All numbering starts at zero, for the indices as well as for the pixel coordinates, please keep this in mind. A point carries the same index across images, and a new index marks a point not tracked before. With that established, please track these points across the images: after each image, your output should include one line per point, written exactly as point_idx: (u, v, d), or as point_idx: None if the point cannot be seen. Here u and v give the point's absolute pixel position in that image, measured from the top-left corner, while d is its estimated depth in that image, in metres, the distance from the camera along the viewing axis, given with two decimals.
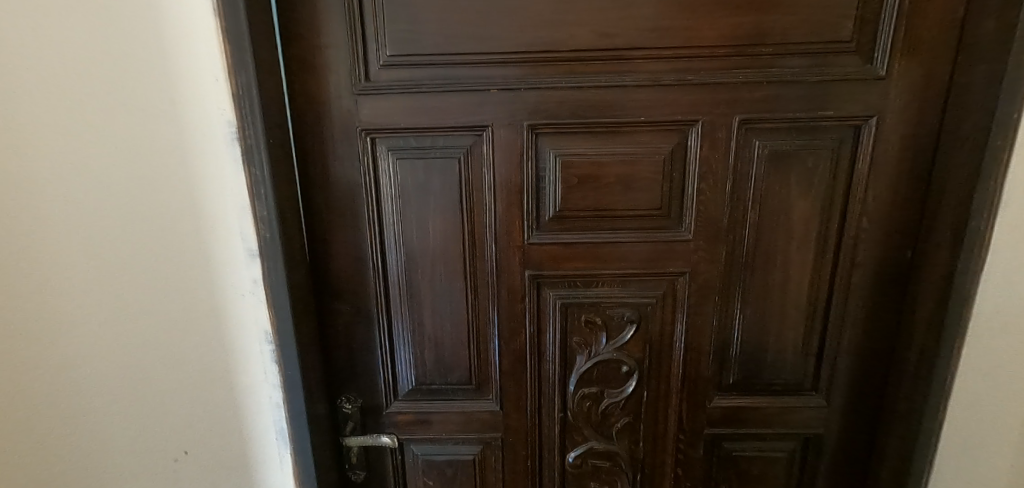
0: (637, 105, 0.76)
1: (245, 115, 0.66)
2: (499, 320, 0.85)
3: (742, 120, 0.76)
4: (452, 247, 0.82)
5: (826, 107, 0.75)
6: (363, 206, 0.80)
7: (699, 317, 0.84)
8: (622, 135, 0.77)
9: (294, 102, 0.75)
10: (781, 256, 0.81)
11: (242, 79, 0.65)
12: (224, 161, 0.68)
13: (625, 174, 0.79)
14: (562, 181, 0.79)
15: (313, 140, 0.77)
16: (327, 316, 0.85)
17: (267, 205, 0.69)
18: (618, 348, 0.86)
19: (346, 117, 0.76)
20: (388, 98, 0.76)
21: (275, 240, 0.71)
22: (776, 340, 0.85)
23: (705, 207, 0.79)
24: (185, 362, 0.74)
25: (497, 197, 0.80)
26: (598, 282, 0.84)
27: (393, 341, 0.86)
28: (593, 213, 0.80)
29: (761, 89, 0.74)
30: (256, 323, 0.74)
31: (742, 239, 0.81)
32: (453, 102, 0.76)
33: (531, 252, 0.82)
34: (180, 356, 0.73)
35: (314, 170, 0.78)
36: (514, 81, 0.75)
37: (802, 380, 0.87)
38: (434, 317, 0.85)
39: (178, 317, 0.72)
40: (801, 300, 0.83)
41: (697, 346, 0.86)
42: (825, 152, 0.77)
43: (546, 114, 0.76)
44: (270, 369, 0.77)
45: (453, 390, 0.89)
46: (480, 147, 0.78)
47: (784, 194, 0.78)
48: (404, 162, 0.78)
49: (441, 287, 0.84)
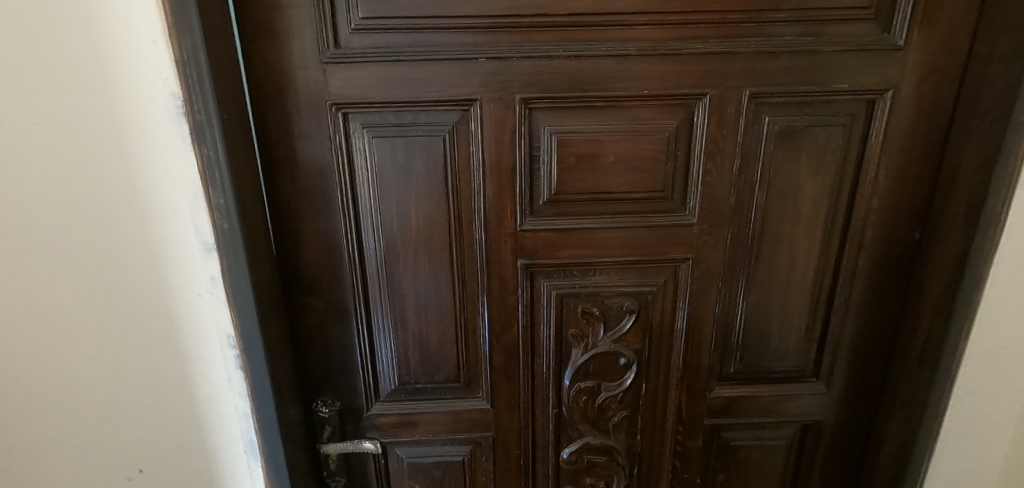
0: (640, 77, 0.69)
1: (192, 85, 0.55)
2: (490, 314, 0.78)
3: (753, 93, 0.70)
4: (438, 234, 0.74)
5: (840, 80, 0.70)
6: (336, 192, 0.71)
7: (701, 305, 0.79)
8: (622, 110, 0.71)
9: (253, 71, 0.65)
10: (788, 239, 0.77)
11: (186, 41, 0.54)
12: (169, 139, 0.57)
13: (625, 153, 0.72)
14: (557, 161, 0.72)
15: (276, 115, 0.67)
16: (299, 313, 0.76)
17: (223, 191, 0.59)
18: (616, 340, 0.81)
19: (314, 90, 0.67)
20: (362, 67, 0.66)
21: (235, 232, 0.61)
22: (779, 327, 0.82)
23: (711, 189, 0.74)
24: (135, 370, 0.64)
25: (486, 179, 0.72)
26: (596, 271, 0.78)
27: (373, 338, 0.79)
28: (589, 196, 0.74)
29: (773, 60, 0.68)
30: (217, 326, 0.64)
31: (748, 223, 0.76)
32: (436, 72, 0.67)
33: (524, 239, 0.75)
34: (129, 365, 0.63)
35: (278, 152, 0.69)
36: (506, 49, 0.67)
37: (804, 367, 0.84)
38: (418, 311, 0.78)
39: (124, 321, 0.62)
40: (806, 286, 0.79)
41: (698, 335, 0.81)
42: (838, 129, 0.72)
43: (541, 87, 0.69)
44: (234, 378, 0.67)
45: (440, 389, 0.82)
46: (467, 123, 0.70)
47: (793, 173, 0.74)
48: (382, 141, 0.70)
49: (426, 279, 0.76)
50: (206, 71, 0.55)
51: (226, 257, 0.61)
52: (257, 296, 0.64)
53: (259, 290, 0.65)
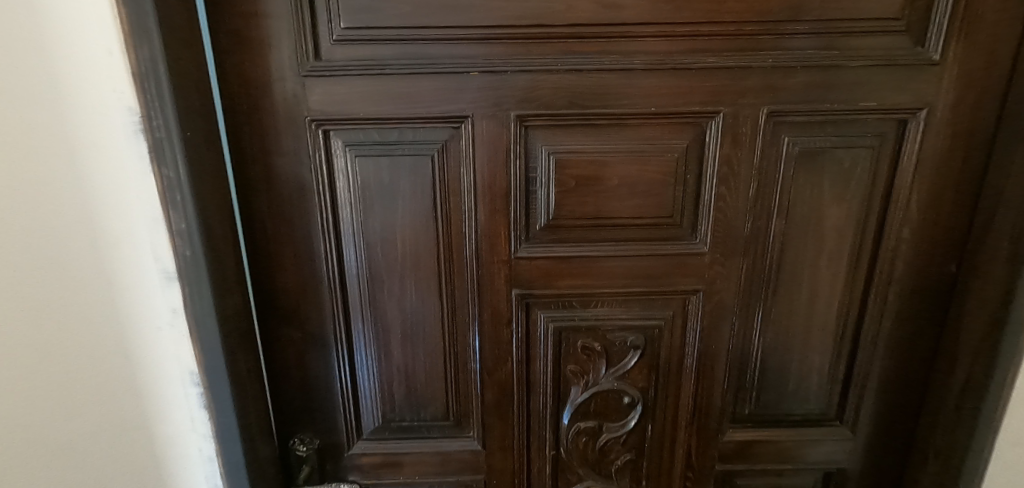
0: (647, 93, 0.63)
1: (150, 99, 0.50)
2: (481, 347, 0.72)
3: (772, 111, 0.63)
4: (426, 261, 0.69)
5: (868, 98, 0.63)
6: (316, 214, 0.66)
7: (713, 342, 0.73)
8: (627, 129, 0.65)
9: (226, 84, 0.61)
10: (809, 270, 0.70)
11: (143, 51, 0.49)
12: (126, 158, 0.52)
13: (629, 176, 0.66)
14: (556, 184, 0.66)
15: (252, 131, 0.62)
16: (275, 344, 0.70)
17: (185, 215, 0.54)
18: (619, 377, 0.75)
19: (292, 105, 0.62)
20: (344, 81, 0.61)
21: (198, 259, 0.56)
22: (799, 366, 0.75)
23: (724, 216, 0.67)
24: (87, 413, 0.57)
25: (478, 203, 0.66)
26: (598, 302, 0.71)
27: (355, 371, 0.73)
28: (591, 221, 0.68)
29: (792, 76, 0.62)
30: (178, 361, 0.59)
31: (766, 252, 0.69)
32: (425, 86, 0.62)
33: (519, 267, 0.69)
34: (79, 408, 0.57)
35: (253, 172, 0.64)
36: (500, 63, 0.61)
37: (826, 410, 0.77)
38: (404, 343, 0.72)
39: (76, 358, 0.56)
40: (829, 322, 0.72)
41: (710, 374, 0.74)
42: (866, 150, 0.65)
43: (537, 103, 0.63)
44: (198, 418, 0.61)
45: (428, 428, 0.76)
46: (457, 142, 0.65)
47: (815, 199, 0.67)
48: (365, 160, 0.64)
49: (413, 310, 0.70)
50: (166, 83, 0.50)
51: (189, 287, 0.56)
52: (223, 328, 0.59)
53: (225, 322, 0.59)
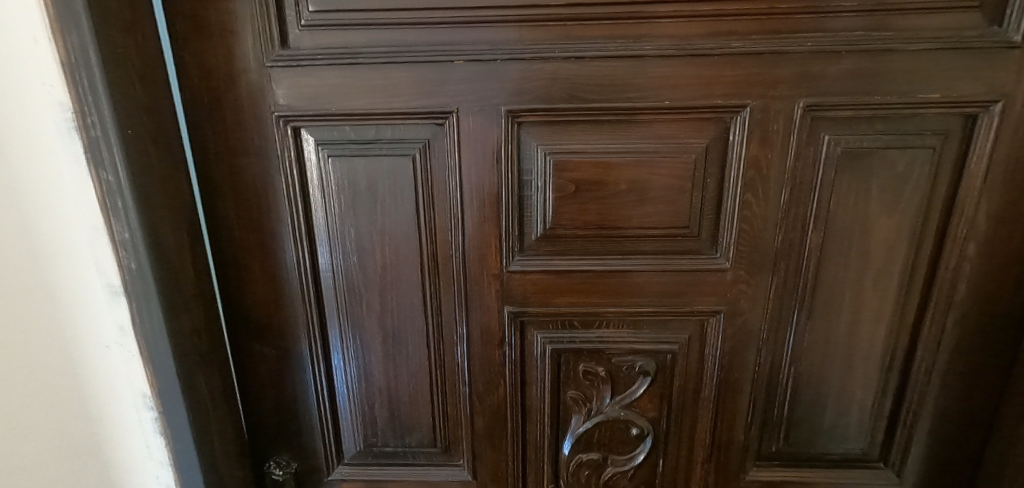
0: (660, 84, 0.54)
1: (82, 94, 0.45)
2: (471, 370, 0.65)
3: (810, 105, 0.54)
4: (408, 275, 0.62)
5: (929, 89, 0.53)
6: (287, 220, 0.60)
7: (736, 370, 0.63)
8: (636, 126, 0.56)
9: (185, 77, 0.55)
10: (851, 291, 0.60)
11: (73, 39, 0.43)
12: (62, 160, 0.46)
13: (638, 180, 0.57)
14: (554, 188, 0.58)
15: (214, 130, 0.56)
16: (247, 361, 0.65)
17: (127, 223, 0.48)
18: (626, 406, 0.66)
19: (257, 99, 0.55)
20: (313, 72, 0.54)
21: (144, 272, 0.50)
22: (838, 400, 0.65)
23: (750, 227, 0.58)
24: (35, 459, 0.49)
25: (466, 211, 0.59)
26: (603, 323, 0.63)
27: (334, 391, 0.67)
28: (594, 231, 0.59)
29: (835, 62, 0.52)
30: (130, 384, 0.54)
31: (800, 269, 0.59)
32: (402, 78, 0.54)
33: (511, 282, 0.61)
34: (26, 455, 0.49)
35: (218, 175, 0.58)
36: (487, 50, 0.53)
37: (867, 450, 0.67)
38: (386, 363, 0.65)
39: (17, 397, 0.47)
40: (874, 351, 0.62)
41: (731, 406, 0.65)
42: (924, 151, 0.55)
43: (532, 95, 0.55)
44: (154, 445, 0.56)
45: (414, 454, 0.69)
46: (442, 141, 0.57)
47: (860, 208, 0.57)
48: (339, 161, 0.57)
49: (395, 328, 0.64)
50: (100, 78, 0.45)
51: (137, 302, 0.51)
52: (177, 350, 0.54)
53: (181, 340, 0.54)
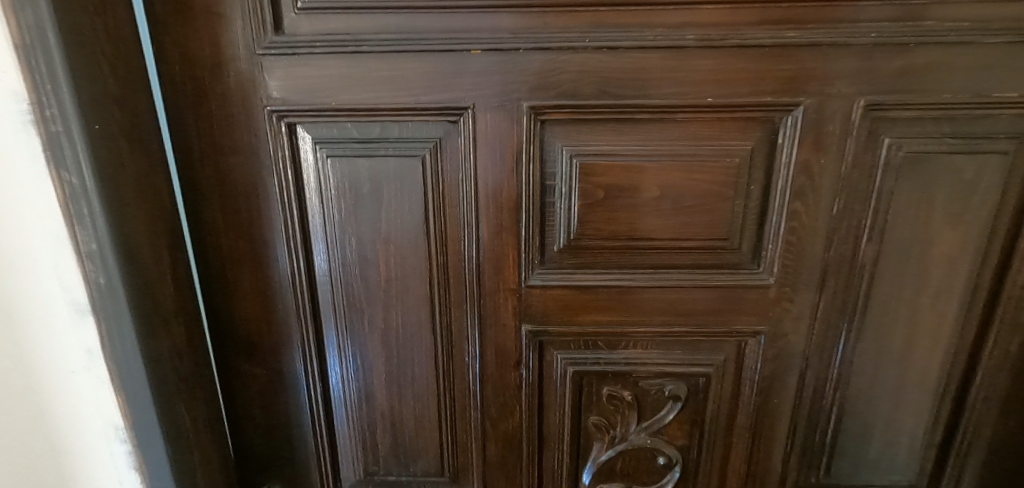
0: (702, 79, 0.48)
1: (40, 82, 0.38)
2: (483, 394, 0.59)
3: (870, 105, 0.48)
4: (416, 289, 0.55)
5: (1004, 88, 0.47)
6: (280, 227, 0.53)
7: (775, 395, 0.58)
8: (673, 126, 0.50)
9: (165, 65, 0.48)
10: (905, 310, 0.54)
11: (28, 17, 0.37)
12: (18, 158, 0.40)
13: (674, 187, 0.51)
14: (580, 195, 0.52)
15: (198, 125, 0.50)
16: (235, 383, 0.59)
17: (95, 232, 0.42)
18: (653, 434, 0.60)
19: (247, 92, 0.49)
20: (311, 61, 0.48)
21: (115, 287, 0.44)
22: (885, 428, 0.59)
23: (797, 239, 0.52)
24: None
25: (481, 219, 0.53)
26: (630, 343, 0.57)
27: (331, 415, 0.61)
28: (623, 243, 0.53)
29: (901, 57, 0.46)
30: (101, 414, 0.48)
31: (850, 286, 0.53)
32: (412, 69, 0.48)
33: (530, 298, 0.55)
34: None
35: (203, 176, 0.52)
36: (509, 38, 0.47)
37: (914, 482, 0.62)
38: (390, 385, 0.59)
39: None
40: (928, 376, 0.57)
41: (769, 434, 0.59)
42: (995, 157, 0.49)
43: (557, 90, 0.49)
44: (127, 480, 0.50)
45: (419, 483, 0.63)
46: (455, 140, 0.51)
47: (921, 219, 0.51)
48: (339, 162, 0.51)
49: (401, 346, 0.57)
50: (60, 63, 0.38)
51: (106, 322, 0.44)
52: (153, 376, 0.47)
53: (158, 364, 0.48)
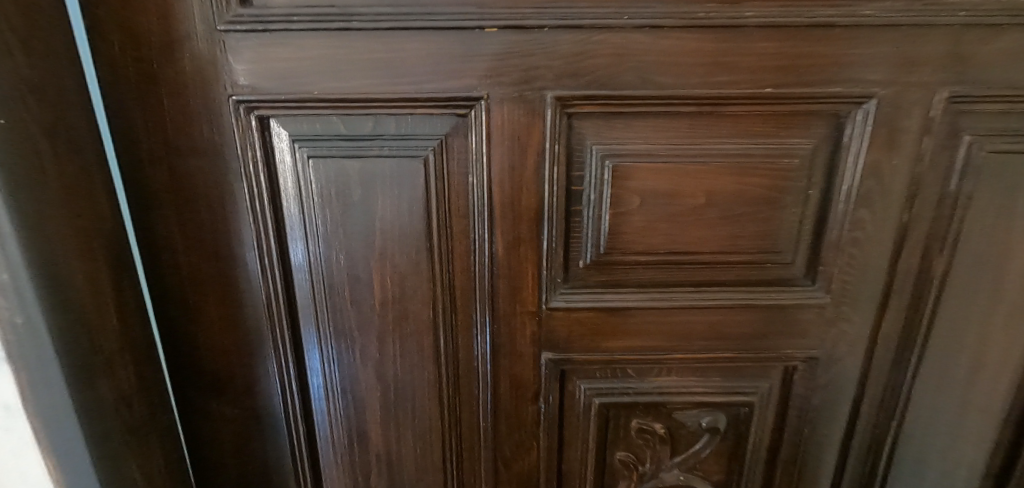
0: (761, 65, 0.40)
1: None
2: (495, 429, 0.51)
3: (953, 96, 0.41)
4: (417, 313, 0.47)
5: None
6: (252, 242, 0.44)
7: (824, 424, 0.51)
8: (723, 121, 0.42)
9: (99, 43, 0.38)
10: (973, 330, 0.48)
11: None
12: None
13: (721, 193, 0.44)
14: (612, 203, 0.44)
15: (145, 119, 0.40)
16: (201, 426, 0.50)
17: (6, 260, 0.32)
18: (687, 469, 0.53)
19: (206, 78, 0.39)
20: (286, 40, 0.39)
21: (38, 329, 0.34)
22: (942, 458, 0.53)
23: (859, 252, 0.45)
24: None
25: (495, 232, 0.44)
26: (664, 370, 0.50)
27: (317, 458, 0.52)
28: (660, 258, 0.46)
29: (993, 40, 0.39)
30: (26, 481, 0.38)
31: (917, 304, 0.47)
32: (412, 51, 0.39)
33: (551, 322, 0.48)
34: None
35: (154, 181, 0.42)
36: (532, 13, 0.38)
37: None
38: (385, 422, 0.51)
39: None
40: (993, 401, 0.51)
41: (814, 465, 0.53)
42: None
43: (589, 78, 0.40)
44: None
45: None
46: (465, 138, 0.42)
47: (999, 228, 0.45)
48: (323, 164, 0.42)
49: (398, 378, 0.49)
50: None
51: (26, 374, 0.35)
52: (94, 434, 0.38)
53: (100, 418, 0.39)
